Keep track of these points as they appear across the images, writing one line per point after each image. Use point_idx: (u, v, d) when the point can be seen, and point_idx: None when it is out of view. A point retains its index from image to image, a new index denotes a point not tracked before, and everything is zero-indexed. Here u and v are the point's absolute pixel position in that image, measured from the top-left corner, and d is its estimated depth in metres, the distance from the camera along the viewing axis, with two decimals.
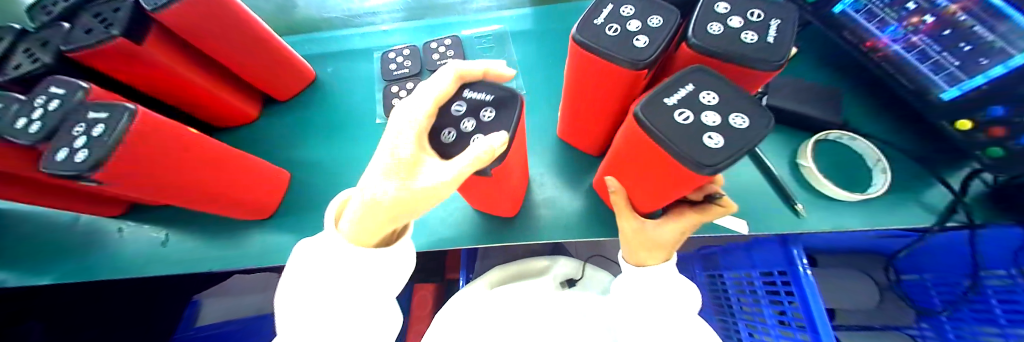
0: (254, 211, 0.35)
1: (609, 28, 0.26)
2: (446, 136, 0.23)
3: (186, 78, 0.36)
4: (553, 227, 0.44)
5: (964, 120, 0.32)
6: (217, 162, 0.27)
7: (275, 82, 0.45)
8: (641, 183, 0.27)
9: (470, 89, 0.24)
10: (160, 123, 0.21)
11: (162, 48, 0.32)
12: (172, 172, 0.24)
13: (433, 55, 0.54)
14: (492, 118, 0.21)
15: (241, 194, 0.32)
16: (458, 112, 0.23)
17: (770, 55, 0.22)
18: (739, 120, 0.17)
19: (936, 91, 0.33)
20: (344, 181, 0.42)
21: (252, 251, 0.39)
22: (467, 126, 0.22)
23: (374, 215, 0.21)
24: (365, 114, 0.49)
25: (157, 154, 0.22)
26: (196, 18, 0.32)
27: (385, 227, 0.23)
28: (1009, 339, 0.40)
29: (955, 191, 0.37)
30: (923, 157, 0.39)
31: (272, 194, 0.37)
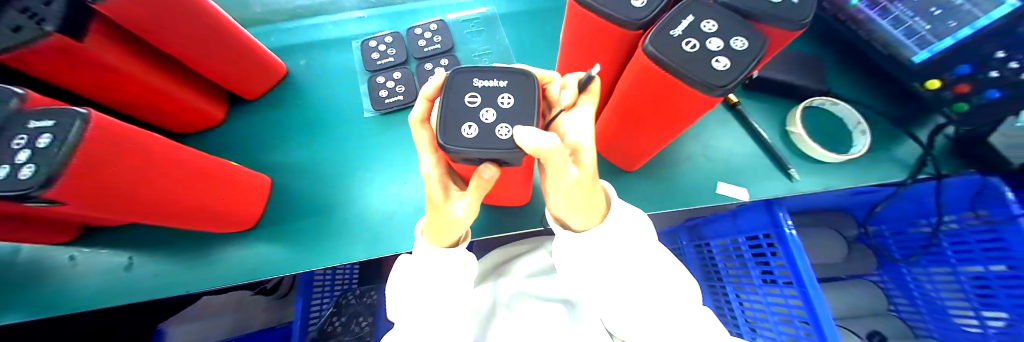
0: (230, 219, 0.37)
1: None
2: (458, 138, 0.15)
3: (132, 76, 0.32)
4: None
5: (933, 80, 0.34)
6: (170, 165, 0.28)
7: (242, 82, 0.43)
8: (652, 123, 0.26)
9: (478, 75, 0.18)
10: (110, 126, 0.22)
11: (109, 44, 0.29)
12: (128, 183, 0.25)
13: (419, 41, 0.46)
14: (509, 110, 0.16)
15: (207, 198, 0.33)
16: (473, 103, 0.17)
17: (796, 15, 0.19)
18: (738, 43, 0.19)
19: (908, 54, 0.34)
20: (325, 181, 0.42)
21: (228, 263, 0.40)
22: (488, 118, 0.16)
23: (442, 230, 0.24)
24: (350, 109, 0.46)
25: (113, 156, 0.23)
26: (149, 6, 0.28)
27: (451, 235, 0.25)
28: (961, 277, 0.47)
29: (924, 145, 0.36)
30: (894, 117, 0.38)
31: (250, 203, 0.39)
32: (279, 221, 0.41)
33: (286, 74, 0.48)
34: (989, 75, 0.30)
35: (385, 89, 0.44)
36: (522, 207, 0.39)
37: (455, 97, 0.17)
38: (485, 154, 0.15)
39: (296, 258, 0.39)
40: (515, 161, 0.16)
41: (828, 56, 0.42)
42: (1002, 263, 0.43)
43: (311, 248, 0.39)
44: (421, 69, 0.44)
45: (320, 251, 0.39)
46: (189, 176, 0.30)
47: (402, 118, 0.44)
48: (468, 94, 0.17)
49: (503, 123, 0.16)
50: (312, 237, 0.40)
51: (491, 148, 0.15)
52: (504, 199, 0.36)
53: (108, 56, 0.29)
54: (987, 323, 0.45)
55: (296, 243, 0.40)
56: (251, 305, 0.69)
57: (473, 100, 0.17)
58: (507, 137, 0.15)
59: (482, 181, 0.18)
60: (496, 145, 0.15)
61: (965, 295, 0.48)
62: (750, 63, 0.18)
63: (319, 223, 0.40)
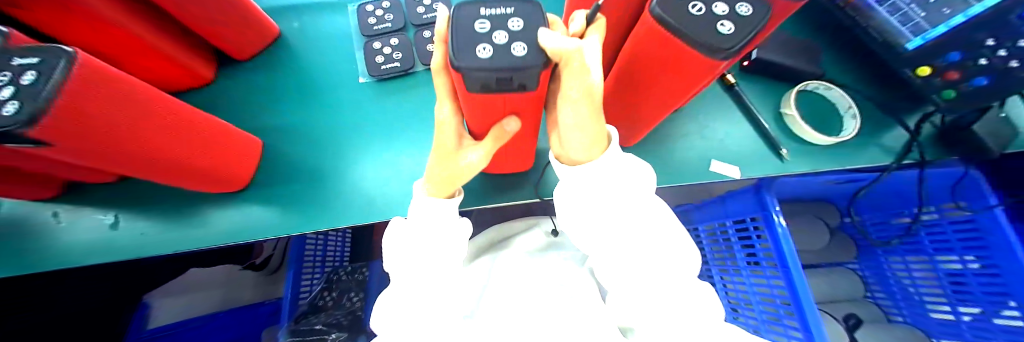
0: (215, 178, 0.36)
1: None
2: (472, 56, 0.14)
3: (128, 31, 0.31)
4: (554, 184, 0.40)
5: (924, 66, 0.34)
6: (158, 117, 0.27)
7: (238, 43, 0.42)
8: (652, 94, 0.26)
9: (485, 6, 0.16)
10: (96, 69, 0.22)
11: None
12: (119, 132, 0.25)
13: (418, 8, 0.45)
14: (519, 31, 0.15)
15: (193, 156, 0.32)
16: (483, 28, 0.15)
17: None
18: (744, 8, 0.19)
19: (902, 41, 0.35)
20: (318, 146, 0.42)
21: (218, 222, 0.40)
22: (500, 38, 0.14)
23: (447, 178, 0.26)
24: (344, 74, 0.44)
25: (101, 98, 0.22)
26: None
27: (454, 186, 0.27)
28: (938, 267, 0.49)
29: (912, 132, 0.37)
30: (885, 104, 0.38)
31: (235, 164, 0.37)
32: (271, 185, 0.41)
33: (276, 36, 0.46)
34: (978, 62, 0.31)
35: (381, 55, 0.43)
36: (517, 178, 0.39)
37: (463, 24, 0.15)
38: (498, 75, 0.14)
39: (289, 221, 0.39)
40: (530, 84, 0.16)
41: (826, 43, 0.42)
42: (974, 253, 0.46)
43: (305, 212, 0.39)
44: (419, 37, 0.43)
45: (314, 215, 0.39)
46: (183, 131, 0.30)
47: (398, 85, 0.43)
48: (476, 21, 0.15)
49: (518, 41, 0.14)
50: (307, 201, 0.39)
51: (506, 66, 0.14)
52: (497, 169, 0.37)
53: (93, 5, 0.27)
54: (959, 310, 0.48)
55: (287, 208, 0.39)
56: (238, 280, 0.68)
57: (481, 25, 0.15)
58: (522, 53, 0.14)
59: (502, 132, 0.22)
60: (513, 62, 0.14)
61: (939, 283, 0.50)
62: (754, 28, 0.18)
63: (314, 187, 0.40)
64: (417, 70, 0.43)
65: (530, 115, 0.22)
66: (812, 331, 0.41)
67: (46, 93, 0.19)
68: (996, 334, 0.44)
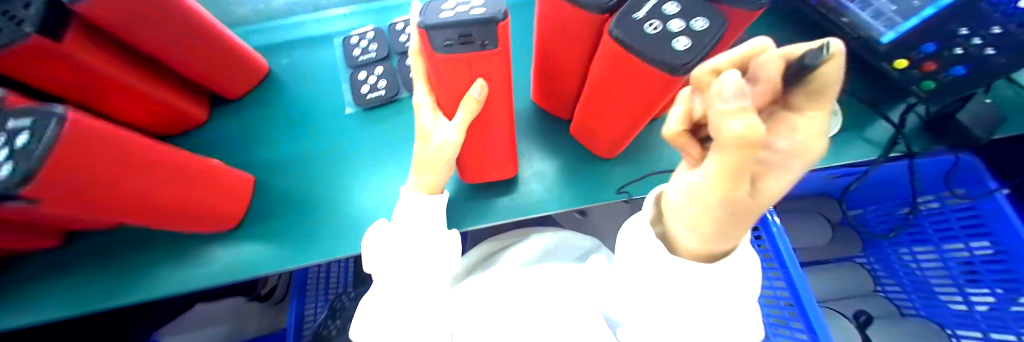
0: (210, 218, 0.37)
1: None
2: (437, 16, 0.19)
3: (126, 84, 0.33)
4: (543, 200, 0.40)
5: (901, 59, 0.35)
6: (152, 163, 0.29)
7: (230, 85, 0.44)
8: (626, 104, 0.28)
9: None
10: (91, 126, 0.23)
11: (97, 52, 0.30)
12: (108, 184, 0.26)
13: (400, 36, 0.45)
14: (481, 2, 0.20)
15: (187, 201, 0.33)
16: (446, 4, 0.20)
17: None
18: (699, 23, 0.21)
19: (875, 35, 0.35)
20: (310, 178, 0.43)
21: (213, 260, 0.40)
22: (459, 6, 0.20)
23: (428, 162, 0.29)
24: (332, 105, 0.46)
25: (93, 151, 0.24)
26: (137, 13, 0.30)
27: (438, 174, 0.30)
28: (945, 256, 0.48)
29: (897, 125, 0.36)
30: (866, 97, 0.38)
31: (225, 204, 0.38)
32: (266, 215, 0.42)
33: (267, 72, 0.47)
34: (954, 52, 0.31)
35: (367, 85, 0.44)
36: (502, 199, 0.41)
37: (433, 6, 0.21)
38: (458, 28, 0.19)
39: (282, 255, 0.39)
40: (481, 39, 0.20)
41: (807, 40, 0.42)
42: (982, 240, 0.45)
43: (296, 246, 0.39)
44: (403, 65, 0.44)
45: (307, 248, 0.39)
46: (177, 177, 0.31)
47: (385, 113, 0.44)
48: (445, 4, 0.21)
49: (478, 6, 0.20)
50: (299, 234, 0.40)
51: (466, 20, 0.19)
52: (476, 176, 0.39)
53: (94, 60, 0.29)
54: (972, 300, 0.46)
55: (280, 240, 0.40)
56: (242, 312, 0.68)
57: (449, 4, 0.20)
58: (478, 11, 0.19)
59: (473, 100, 0.25)
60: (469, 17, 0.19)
61: (950, 273, 0.49)
62: (709, 43, 0.20)
63: (306, 218, 0.41)
64: (402, 96, 0.44)
65: (500, 84, 0.26)
66: (816, 331, 0.40)
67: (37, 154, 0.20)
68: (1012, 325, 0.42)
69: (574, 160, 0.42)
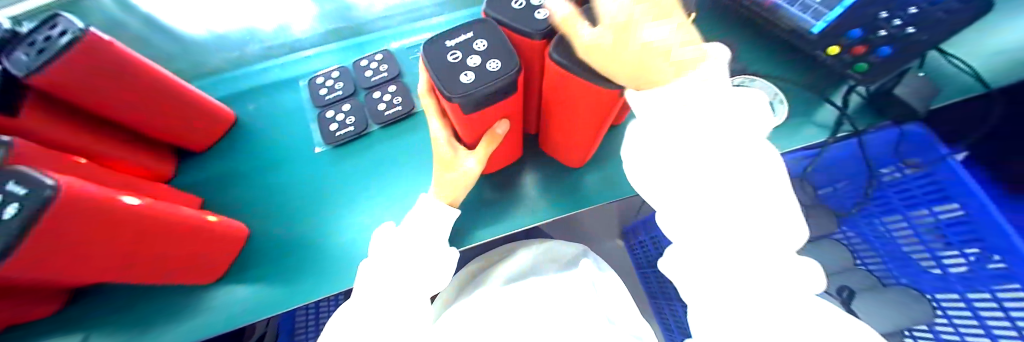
0: (207, 270, 0.35)
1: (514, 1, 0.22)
2: (460, 84, 0.18)
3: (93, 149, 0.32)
4: (517, 218, 0.40)
5: (833, 46, 0.37)
6: (154, 233, 0.27)
7: (194, 135, 0.43)
8: (584, 119, 0.29)
9: (449, 38, 0.20)
10: (86, 196, 0.22)
11: (58, 122, 0.29)
12: (90, 252, 0.24)
13: (366, 72, 0.46)
14: (489, 50, 0.19)
15: (182, 258, 0.31)
16: (455, 58, 0.19)
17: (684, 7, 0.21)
18: None
19: (807, 27, 0.37)
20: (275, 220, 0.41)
21: (161, 325, 0.36)
22: (474, 63, 0.19)
23: (451, 185, 0.31)
24: (300, 145, 0.45)
25: (88, 228, 0.22)
26: (83, 74, 0.29)
27: (459, 191, 0.32)
28: (913, 222, 0.51)
29: (840, 107, 0.38)
30: (810, 84, 0.40)
31: (228, 255, 0.36)
32: (254, 256, 0.39)
33: (234, 121, 0.48)
34: (879, 34, 0.33)
35: (334, 123, 0.44)
36: (476, 226, 0.40)
37: (439, 57, 0.19)
38: (486, 90, 0.19)
39: (280, 296, 0.36)
40: (509, 93, 0.20)
41: (749, 36, 0.44)
42: (947, 203, 0.46)
43: (258, 300, 0.36)
44: (371, 99, 0.45)
45: (270, 298, 0.36)
46: (170, 241, 0.29)
47: (356, 148, 0.43)
48: (448, 52, 0.20)
49: (491, 58, 0.19)
50: (261, 283, 0.37)
51: (493, 81, 0.19)
52: (490, 168, 0.40)
53: (45, 126, 0.28)
54: (944, 263, 0.48)
55: (272, 279, 0.37)
56: None
57: (453, 55, 0.19)
58: (497, 68, 0.19)
59: (496, 136, 0.27)
60: (493, 77, 0.19)
61: (920, 239, 0.50)
62: None
63: (267, 267, 0.38)
64: (371, 130, 0.44)
65: (516, 117, 0.27)
66: None
67: (15, 221, 0.18)
68: (986, 283, 0.43)
69: (544, 174, 0.42)
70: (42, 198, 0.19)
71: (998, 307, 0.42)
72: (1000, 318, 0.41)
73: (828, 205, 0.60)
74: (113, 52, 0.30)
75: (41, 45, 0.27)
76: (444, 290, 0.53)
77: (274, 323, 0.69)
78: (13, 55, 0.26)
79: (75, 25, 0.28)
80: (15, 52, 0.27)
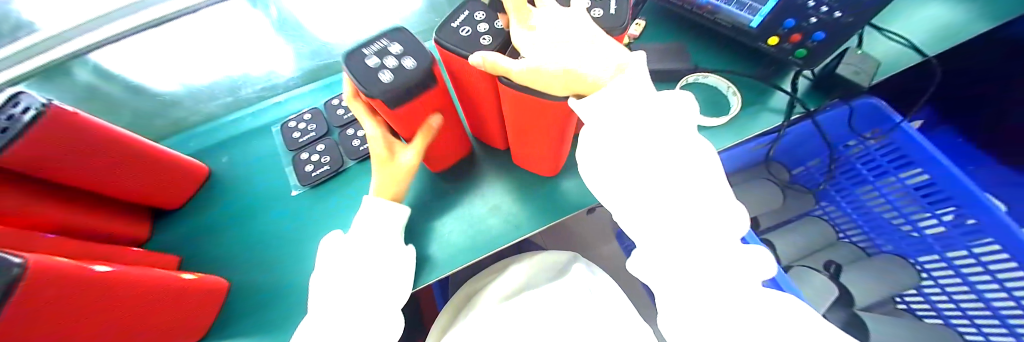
0: (180, 330, 0.33)
1: (462, 29, 0.22)
2: (380, 82, 0.20)
3: (48, 216, 0.31)
4: (497, 235, 0.39)
5: (772, 37, 0.39)
6: (131, 302, 0.27)
7: (160, 193, 0.42)
8: (544, 135, 0.30)
9: (364, 47, 0.21)
10: (49, 273, 0.21)
11: (14, 194, 0.28)
12: (54, 328, 0.23)
13: (338, 110, 0.47)
14: (404, 51, 0.21)
15: (147, 324, 0.29)
16: (372, 61, 0.21)
17: (614, 23, 0.23)
18: None
19: (747, 22, 0.40)
20: (254, 269, 0.40)
21: None
22: (393, 64, 0.21)
23: (389, 179, 0.32)
24: (276, 190, 0.45)
25: (63, 302, 0.23)
26: (45, 148, 0.29)
27: (397, 185, 0.33)
28: (883, 189, 0.54)
29: (791, 92, 0.40)
30: (760, 74, 0.42)
31: (203, 312, 0.35)
32: (237, 308, 0.38)
33: (207, 174, 0.48)
34: (811, 21, 0.35)
35: (311, 164, 0.44)
36: (456, 248, 0.39)
37: (359, 64, 0.21)
38: (406, 82, 0.21)
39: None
40: (430, 82, 0.23)
41: (696, 36, 0.47)
42: (912, 170, 0.50)
43: None
44: (344, 136, 0.45)
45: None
46: (136, 305, 0.28)
47: (334, 186, 0.43)
48: (366, 57, 0.21)
49: (406, 56, 0.21)
50: (249, 333, 0.36)
51: (411, 75, 0.20)
52: (440, 163, 0.41)
53: (20, 202, 0.29)
54: (919, 226, 0.52)
55: (257, 331, 0.37)
56: None
57: (371, 60, 0.21)
58: (413, 65, 0.21)
59: (430, 127, 0.29)
60: (410, 72, 0.21)
61: (892, 206, 0.54)
62: None
63: (252, 317, 0.37)
64: (348, 166, 0.44)
65: (449, 109, 0.30)
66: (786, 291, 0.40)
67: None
68: (961, 241, 0.48)
69: (522, 188, 0.42)
70: (12, 276, 0.19)
71: (984, 271, 0.45)
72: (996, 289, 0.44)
73: (800, 183, 0.61)
74: (76, 122, 0.31)
75: (5, 123, 0.28)
76: (442, 316, 0.53)
77: None
78: None
79: (37, 100, 0.29)
80: None
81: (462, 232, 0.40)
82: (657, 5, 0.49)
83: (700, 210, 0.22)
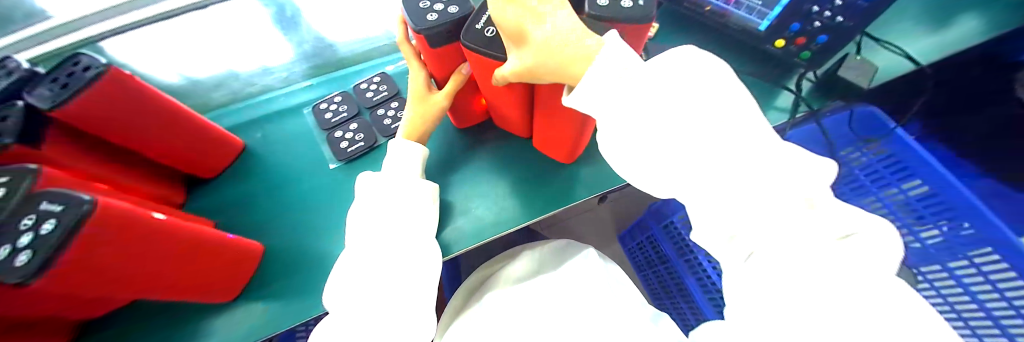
0: (216, 286, 0.34)
1: (486, 30, 0.26)
2: (424, 21, 0.27)
3: (98, 169, 0.32)
4: (526, 210, 0.42)
5: (779, 40, 0.42)
6: (182, 250, 0.29)
7: (196, 161, 0.43)
8: (571, 119, 0.33)
9: None
10: (113, 209, 0.23)
11: (67, 146, 0.30)
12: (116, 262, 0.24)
13: (368, 93, 0.49)
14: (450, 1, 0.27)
15: (188, 274, 0.30)
16: (424, 5, 0.27)
17: (643, 14, 0.24)
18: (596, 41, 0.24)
19: (755, 25, 0.43)
20: (285, 239, 0.41)
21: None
22: (441, 7, 0.27)
23: (420, 113, 0.37)
24: (308, 165, 0.47)
25: (126, 238, 0.24)
26: (102, 102, 0.30)
27: (423, 124, 0.38)
28: (883, 198, 0.56)
29: (796, 92, 0.44)
30: (763, 75, 0.46)
31: (237, 272, 0.36)
32: (269, 274, 0.39)
33: (242, 148, 0.49)
34: (815, 25, 0.38)
35: (345, 141, 0.46)
36: (489, 220, 0.41)
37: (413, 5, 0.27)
38: (445, 24, 0.27)
39: (298, 308, 0.37)
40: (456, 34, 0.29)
41: (706, 38, 0.50)
42: (911, 180, 0.52)
43: (282, 311, 0.37)
44: (375, 116, 0.47)
45: (293, 308, 0.37)
46: (184, 254, 0.29)
47: (366, 162, 0.46)
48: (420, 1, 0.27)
49: (452, 5, 0.27)
50: (287, 296, 0.38)
51: (449, 17, 0.27)
52: (467, 120, 0.47)
53: (68, 154, 0.30)
54: (921, 238, 0.52)
55: (289, 295, 0.38)
56: None
57: (423, 3, 0.28)
58: (454, 10, 0.27)
59: (460, 75, 0.35)
60: (451, 15, 0.27)
61: (895, 216, 0.54)
62: None
63: (287, 280, 0.39)
64: (380, 143, 0.46)
65: None
66: None
67: (55, 233, 0.20)
68: (963, 251, 0.46)
69: (543, 171, 0.44)
70: (82, 211, 0.21)
71: (986, 281, 0.43)
72: (997, 300, 0.42)
73: None
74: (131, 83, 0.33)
75: (65, 79, 0.29)
76: (454, 297, 0.54)
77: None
78: (36, 91, 0.28)
79: (97, 60, 0.31)
80: (36, 89, 0.29)
81: (488, 211, 0.42)
82: (668, 8, 0.52)
83: None
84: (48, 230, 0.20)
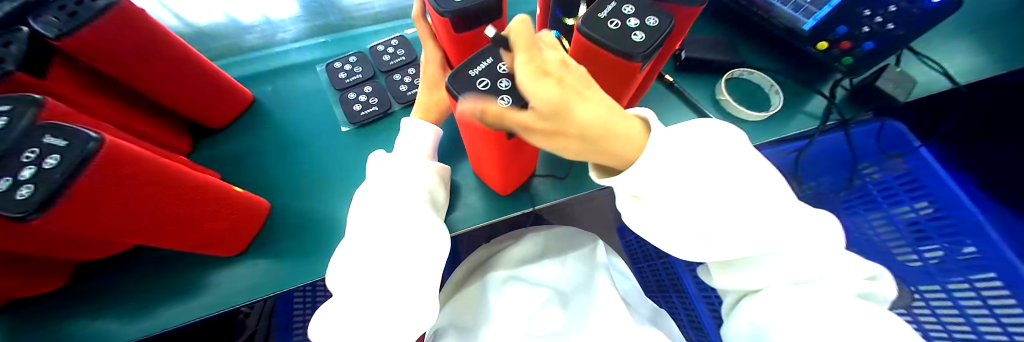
0: (221, 237, 0.34)
1: (480, 80, 0.18)
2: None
3: (100, 107, 0.31)
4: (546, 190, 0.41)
5: (823, 41, 0.40)
6: (189, 198, 0.28)
7: (202, 109, 0.42)
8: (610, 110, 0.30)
9: None
10: (124, 148, 0.21)
11: (70, 80, 0.28)
12: (125, 204, 0.23)
13: (384, 56, 0.47)
14: None
15: (195, 223, 0.30)
16: None
17: None
18: (652, 19, 0.19)
19: (799, 24, 0.41)
20: (294, 197, 0.41)
21: (183, 294, 0.36)
22: None
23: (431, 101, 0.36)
24: (321, 125, 0.46)
25: (137, 181, 0.23)
26: (110, 37, 0.28)
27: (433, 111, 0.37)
28: (893, 217, 0.55)
29: (829, 97, 0.42)
30: (797, 77, 0.44)
31: (244, 226, 0.36)
32: (276, 231, 0.39)
33: (251, 101, 0.48)
34: (862, 30, 0.37)
35: (358, 103, 0.45)
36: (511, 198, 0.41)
37: None
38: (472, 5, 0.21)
39: (306, 268, 0.37)
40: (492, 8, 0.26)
41: (741, 34, 0.48)
42: (924, 200, 0.53)
43: (291, 268, 0.37)
44: (391, 81, 0.46)
45: (303, 266, 0.37)
46: (191, 203, 0.28)
47: (380, 128, 0.45)
48: None
49: None
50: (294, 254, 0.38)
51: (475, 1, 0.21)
52: None
53: (73, 89, 0.28)
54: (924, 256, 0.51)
55: (297, 253, 0.38)
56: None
57: None
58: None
59: None
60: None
61: (902, 235, 0.54)
62: (661, 37, 0.19)
63: (297, 239, 0.38)
64: (395, 110, 0.45)
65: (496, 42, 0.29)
66: None
67: (60, 168, 0.18)
68: (963, 273, 0.46)
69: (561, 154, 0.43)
70: (88, 149, 0.19)
71: (986, 308, 0.42)
72: (995, 330, 0.40)
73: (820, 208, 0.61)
74: (140, 19, 0.30)
75: (72, 8, 0.27)
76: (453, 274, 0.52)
77: (269, 301, 0.68)
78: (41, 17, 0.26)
79: None
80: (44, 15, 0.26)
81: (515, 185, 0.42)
82: None
83: (762, 180, 0.23)
84: (52, 166, 0.18)
